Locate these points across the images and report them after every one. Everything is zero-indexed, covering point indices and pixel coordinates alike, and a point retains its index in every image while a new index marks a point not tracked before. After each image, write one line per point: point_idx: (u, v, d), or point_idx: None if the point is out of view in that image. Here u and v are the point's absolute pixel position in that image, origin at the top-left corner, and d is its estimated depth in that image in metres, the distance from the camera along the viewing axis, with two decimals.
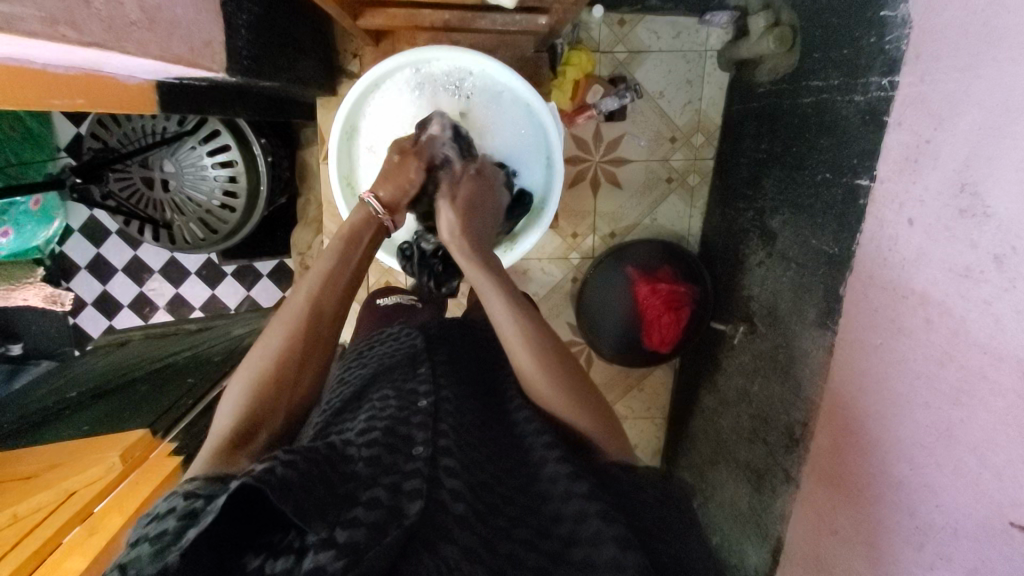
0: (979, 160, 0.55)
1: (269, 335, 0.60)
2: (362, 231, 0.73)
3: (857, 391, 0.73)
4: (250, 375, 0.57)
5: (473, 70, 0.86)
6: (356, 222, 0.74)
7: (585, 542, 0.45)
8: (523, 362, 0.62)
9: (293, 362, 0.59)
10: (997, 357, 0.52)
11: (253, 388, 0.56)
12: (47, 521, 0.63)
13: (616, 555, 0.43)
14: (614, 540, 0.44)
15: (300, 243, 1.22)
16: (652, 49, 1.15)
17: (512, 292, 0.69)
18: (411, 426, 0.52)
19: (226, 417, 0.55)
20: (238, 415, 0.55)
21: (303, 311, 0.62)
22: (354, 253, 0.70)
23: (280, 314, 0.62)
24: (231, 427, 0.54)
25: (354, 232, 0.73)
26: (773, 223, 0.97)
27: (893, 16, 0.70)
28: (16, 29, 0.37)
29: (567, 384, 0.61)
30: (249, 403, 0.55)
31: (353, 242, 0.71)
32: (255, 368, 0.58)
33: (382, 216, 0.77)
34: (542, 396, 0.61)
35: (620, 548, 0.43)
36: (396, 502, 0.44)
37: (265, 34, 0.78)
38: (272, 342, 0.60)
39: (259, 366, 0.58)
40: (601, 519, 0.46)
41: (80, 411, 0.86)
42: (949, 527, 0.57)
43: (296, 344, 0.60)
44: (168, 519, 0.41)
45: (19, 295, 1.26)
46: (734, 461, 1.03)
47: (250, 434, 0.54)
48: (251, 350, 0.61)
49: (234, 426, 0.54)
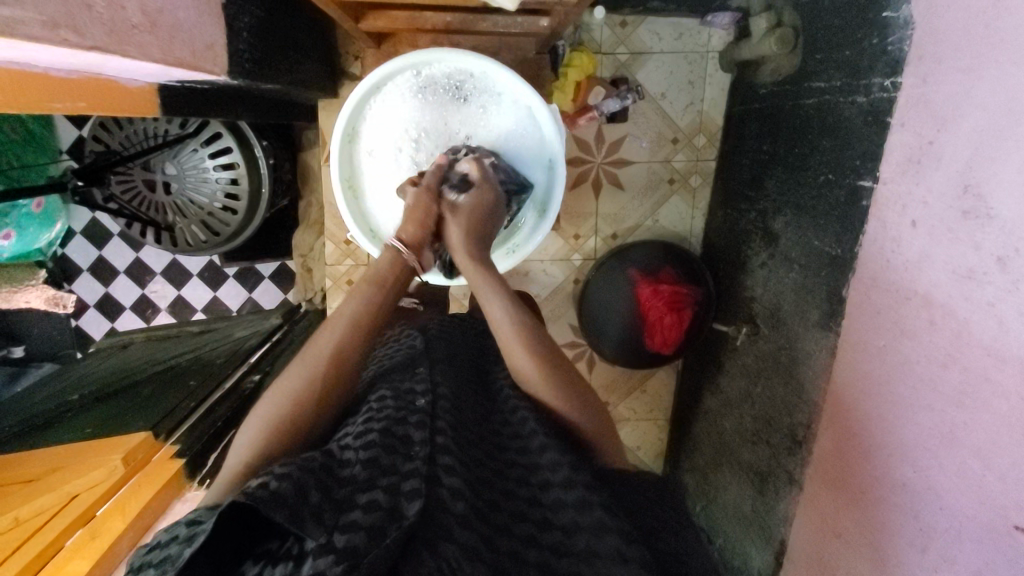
0: (983, 161, 0.55)
1: (290, 376, 0.59)
2: (388, 274, 0.71)
3: (860, 394, 0.73)
4: (269, 413, 0.56)
5: (473, 73, 0.86)
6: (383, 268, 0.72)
7: (585, 530, 0.46)
8: (517, 354, 0.63)
9: (310, 409, 0.58)
10: (1001, 359, 0.52)
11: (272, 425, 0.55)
12: (48, 525, 0.62)
13: (619, 545, 0.44)
14: (616, 532, 0.45)
15: (304, 245, 1.25)
16: (653, 51, 1.15)
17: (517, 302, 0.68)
18: (409, 425, 0.52)
19: (241, 457, 0.54)
20: (255, 451, 0.53)
21: (326, 355, 0.61)
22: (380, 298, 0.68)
23: (304, 357, 0.61)
24: (245, 462, 0.52)
25: (380, 274, 0.71)
26: (776, 224, 0.97)
27: (895, 17, 0.69)
28: (15, 33, 0.37)
29: (560, 375, 0.62)
30: (263, 441, 0.54)
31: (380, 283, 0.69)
32: (273, 410, 0.57)
33: (405, 253, 0.74)
34: (536, 385, 0.61)
35: (624, 540, 0.45)
36: (394, 503, 0.44)
37: (265, 37, 0.78)
38: (292, 380, 0.59)
39: (278, 408, 0.57)
40: (604, 510, 0.47)
41: (82, 413, 0.86)
42: (953, 529, 0.57)
43: (317, 388, 0.59)
44: (173, 546, 0.42)
45: (21, 299, 1.25)
46: (738, 463, 1.03)
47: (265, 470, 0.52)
48: (269, 389, 0.60)
49: (247, 462, 0.52)
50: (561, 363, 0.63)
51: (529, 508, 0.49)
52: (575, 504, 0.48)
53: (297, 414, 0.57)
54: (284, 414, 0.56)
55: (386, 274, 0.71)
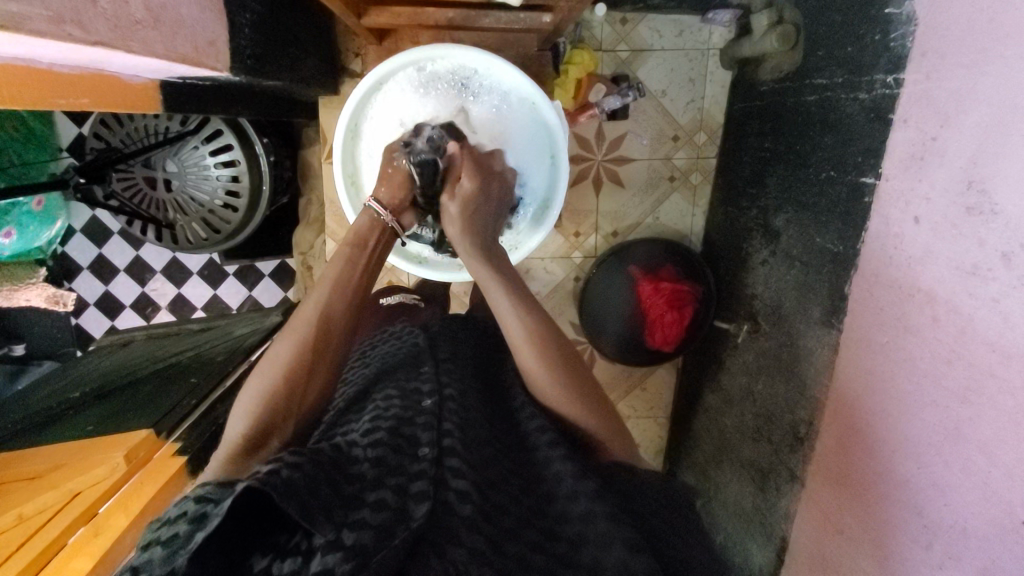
0: (986, 157, 0.55)
1: (277, 351, 0.59)
2: (368, 237, 0.74)
3: (862, 391, 0.73)
4: (262, 388, 0.57)
5: (478, 69, 0.86)
6: (362, 227, 0.75)
7: (591, 544, 0.46)
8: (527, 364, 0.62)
9: (300, 385, 0.58)
10: (1006, 355, 0.52)
11: (263, 397, 0.56)
12: (53, 521, 0.62)
13: (624, 557, 0.44)
14: (622, 543, 0.45)
15: (303, 244, 1.23)
16: (654, 48, 1.15)
17: (515, 288, 0.69)
18: (416, 426, 0.52)
19: (240, 428, 0.55)
20: (252, 423, 0.55)
21: (312, 322, 0.61)
22: (360, 258, 0.70)
23: (287, 329, 0.61)
24: (245, 432, 0.54)
25: (360, 236, 0.74)
26: (777, 221, 0.97)
27: (898, 13, 0.69)
28: (21, 28, 0.37)
29: (574, 384, 0.61)
30: (257, 415, 0.55)
31: (359, 245, 0.72)
32: (267, 380, 0.57)
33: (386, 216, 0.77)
34: (545, 394, 0.61)
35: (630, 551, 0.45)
36: (402, 505, 0.44)
37: (266, 33, 0.77)
38: (282, 350, 0.59)
39: (271, 380, 0.57)
40: (610, 522, 0.47)
41: (83, 411, 0.86)
42: (957, 526, 0.57)
43: (305, 362, 0.58)
44: (181, 524, 0.42)
45: (22, 297, 1.24)
46: (738, 460, 1.03)
47: (262, 439, 0.54)
48: (265, 358, 0.60)
49: (245, 434, 0.54)
50: (570, 369, 0.62)
51: (535, 516, 0.49)
52: (582, 517, 0.48)
53: (288, 385, 0.57)
54: (276, 392, 0.56)
55: (364, 233, 0.74)
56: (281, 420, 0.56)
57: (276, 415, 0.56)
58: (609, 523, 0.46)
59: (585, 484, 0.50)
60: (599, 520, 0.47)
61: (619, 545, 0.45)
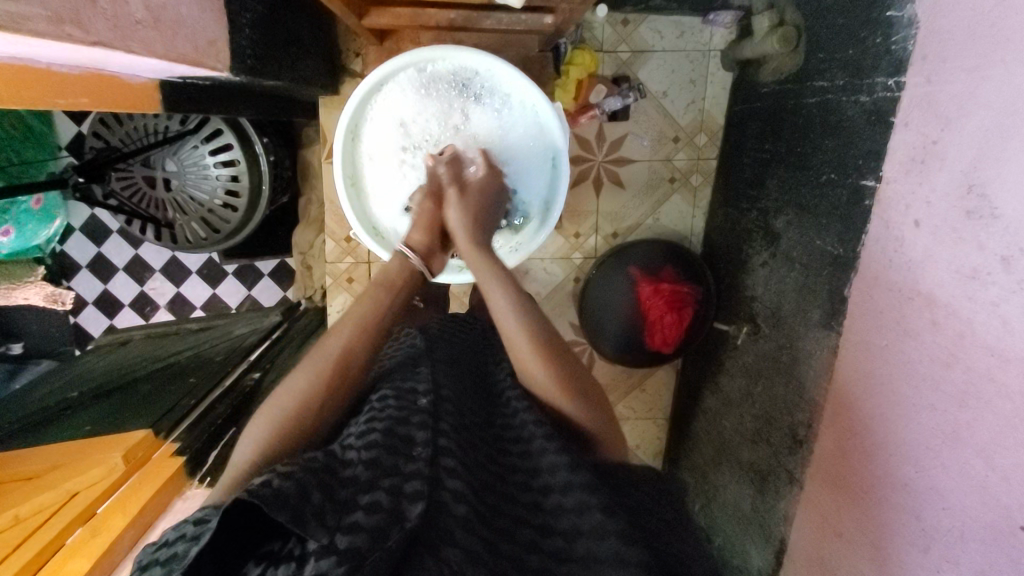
0: (986, 161, 0.55)
1: (296, 377, 0.59)
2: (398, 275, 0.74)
3: (860, 393, 0.73)
4: (276, 413, 0.56)
5: (480, 70, 0.86)
6: (392, 269, 0.74)
7: (586, 535, 0.46)
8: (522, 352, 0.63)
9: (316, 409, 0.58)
10: (1005, 359, 0.52)
11: (276, 422, 0.56)
12: (49, 522, 0.61)
13: (618, 548, 0.45)
14: (617, 535, 0.46)
15: (302, 244, 1.23)
16: (655, 49, 1.15)
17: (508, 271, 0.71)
18: (411, 426, 0.52)
19: (246, 457, 0.53)
20: (259, 450, 0.53)
21: (334, 357, 0.61)
22: (388, 300, 0.69)
23: (310, 355, 0.61)
24: (250, 459, 0.53)
25: (391, 277, 0.73)
26: (777, 223, 0.97)
27: (899, 16, 0.69)
28: (21, 29, 0.37)
29: (566, 374, 0.62)
30: (266, 440, 0.54)
31: (391, 287, 0.71)
32: (283, 406, 0.57)
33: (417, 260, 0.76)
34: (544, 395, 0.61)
35: (625, 543, 0.45)
36: (396, 505, 0.44)
37: (266, 34, 0.77)
38: (300, 382, 0.59)
39: (287, 405, 0.57)
40: (605, 515, 0.47)
41: (80, 411, 0.86)
42: (954, 529, 0.57)
43: (322, 389, 0.59)
44: (179, 543, 0.42)
45: (20, 295, 1.26)
46: (737, 461, 1.03)
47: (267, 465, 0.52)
48: (278, 386, 0.60)
49: (252, 460, 0.53)
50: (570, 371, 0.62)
51: (530, 514, 0.49)
52: (575, 509, 0.48)
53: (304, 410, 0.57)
54: (289, 414, 0.56)
55: (394, 274, 0.73)
56: (286, 455, 0.54)
57: (287, 440, 0.55)
58: (604, 514, 0.47)
59: (580, 476, 0.50)
60: (593, 511, 0.47)
61: (615, 535, 0.46)
